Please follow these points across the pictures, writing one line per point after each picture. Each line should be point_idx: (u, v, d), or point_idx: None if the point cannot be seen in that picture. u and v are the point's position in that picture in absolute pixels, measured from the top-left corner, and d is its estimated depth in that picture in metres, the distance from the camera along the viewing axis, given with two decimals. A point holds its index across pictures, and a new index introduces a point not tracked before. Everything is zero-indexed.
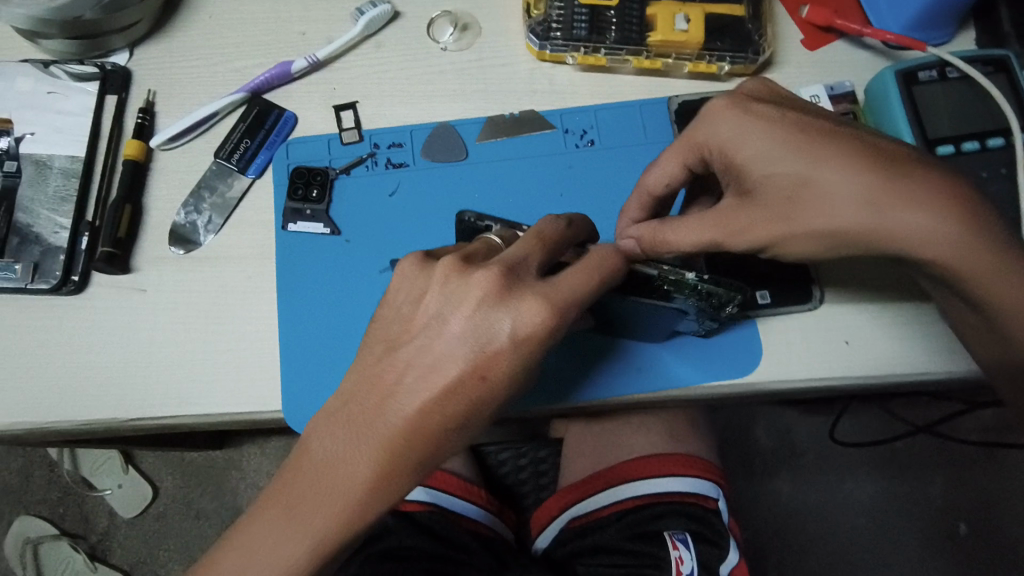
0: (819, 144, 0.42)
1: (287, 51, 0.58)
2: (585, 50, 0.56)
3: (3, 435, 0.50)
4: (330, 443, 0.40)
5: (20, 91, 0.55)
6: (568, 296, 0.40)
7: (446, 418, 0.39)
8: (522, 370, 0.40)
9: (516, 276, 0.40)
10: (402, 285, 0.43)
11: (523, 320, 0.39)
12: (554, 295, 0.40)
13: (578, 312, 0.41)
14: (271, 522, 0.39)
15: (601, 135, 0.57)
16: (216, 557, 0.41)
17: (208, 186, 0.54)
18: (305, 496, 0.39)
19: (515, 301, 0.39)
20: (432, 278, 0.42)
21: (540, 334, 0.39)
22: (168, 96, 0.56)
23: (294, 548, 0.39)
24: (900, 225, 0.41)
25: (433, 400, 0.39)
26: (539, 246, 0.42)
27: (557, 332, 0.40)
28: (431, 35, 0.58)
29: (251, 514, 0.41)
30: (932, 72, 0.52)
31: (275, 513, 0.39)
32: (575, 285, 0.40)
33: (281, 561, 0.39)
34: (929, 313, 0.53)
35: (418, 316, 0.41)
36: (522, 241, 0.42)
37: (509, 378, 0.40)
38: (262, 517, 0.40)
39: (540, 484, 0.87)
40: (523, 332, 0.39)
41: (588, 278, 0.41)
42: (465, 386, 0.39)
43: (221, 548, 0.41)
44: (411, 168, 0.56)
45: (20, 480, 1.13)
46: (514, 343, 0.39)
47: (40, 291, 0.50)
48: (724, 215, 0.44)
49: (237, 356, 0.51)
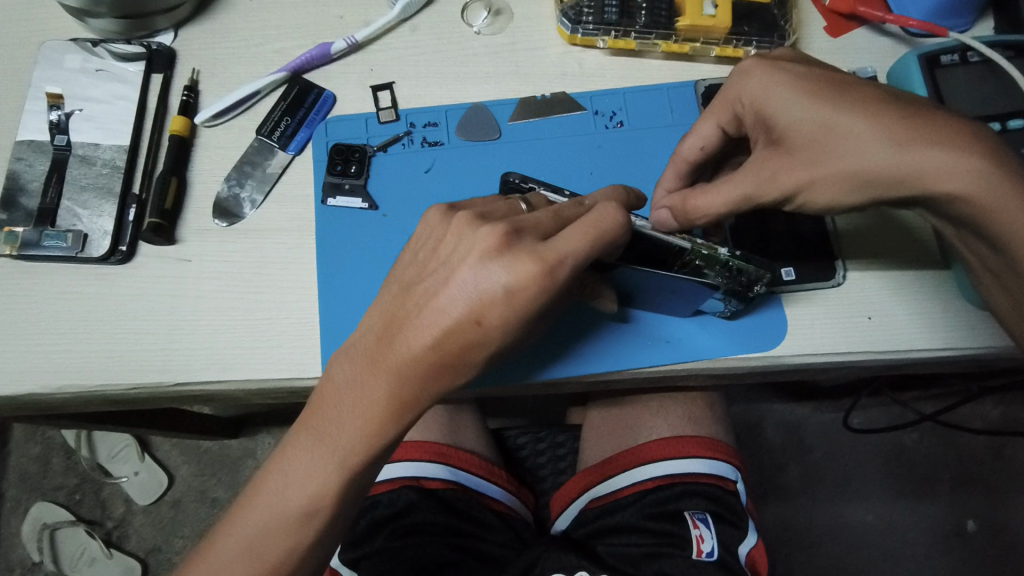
0: (837, 94, 0.44)
1: (326, 33, 0.60)
2: (616, 34, 0.58)
3: (47, 401, 0.51)
4: (344, 380, 0.45)
5: (70, 68, 0.57)
6: (559, 256, 0.41)
7: (447, 357, 0.43)
8: (517, 321, 0.42)
9: (518, 235, 0.42)
10: (425, 235, 0.46)
11: (515, 276, 0.41)
12: (548, 254, 0.41)
13: (574, 271, 0.42)
14: (304, 447, 0.46)
15: (630, 116, 0.58)
16: (264, 471, 0.48)
17: (250, 162, 0.56)
18: (329, 418, 0.45)
19: (511, 259, 0.41)
20: (449, 229, 0.45)
21: (533, 289, 0.41)
22: (212, 75, 0.58)
23: (323, 470, 0.45)
24: (926, 162, 0.41)
25: (434, 339, 0.42)
26: (552, 220, 0.44)
27: (551, 290, 0.41)
28: (465, 19, 0.60)
29: (290, 434, 0.47)
30: (954, 55, 0.54)
31: (307, 432, 0.46)
32: (572, 247, 0.41)
33: (313, 479, 0.45)
34: (947, 290, 0.55)
35: (437, 261, 0.44)
36: (539, 214, 0.44)
37: (503, 327, 0.42)
38: (295, 444, 0.46)
39: (559, 468, 0.82)
40: (516, 287, 0.41)
41: (584, 238, 0.42)
42: (461, 329, 0.42)
43: (268, 462, 0.48)
44: (446, 147, 0.57)
45: (36, 466, 1.13)
46: (506, 296, 0.41)
47: (89, 260, 0.52)
48: (755, 168, 0.46)
49: (277, 325, 0.52)
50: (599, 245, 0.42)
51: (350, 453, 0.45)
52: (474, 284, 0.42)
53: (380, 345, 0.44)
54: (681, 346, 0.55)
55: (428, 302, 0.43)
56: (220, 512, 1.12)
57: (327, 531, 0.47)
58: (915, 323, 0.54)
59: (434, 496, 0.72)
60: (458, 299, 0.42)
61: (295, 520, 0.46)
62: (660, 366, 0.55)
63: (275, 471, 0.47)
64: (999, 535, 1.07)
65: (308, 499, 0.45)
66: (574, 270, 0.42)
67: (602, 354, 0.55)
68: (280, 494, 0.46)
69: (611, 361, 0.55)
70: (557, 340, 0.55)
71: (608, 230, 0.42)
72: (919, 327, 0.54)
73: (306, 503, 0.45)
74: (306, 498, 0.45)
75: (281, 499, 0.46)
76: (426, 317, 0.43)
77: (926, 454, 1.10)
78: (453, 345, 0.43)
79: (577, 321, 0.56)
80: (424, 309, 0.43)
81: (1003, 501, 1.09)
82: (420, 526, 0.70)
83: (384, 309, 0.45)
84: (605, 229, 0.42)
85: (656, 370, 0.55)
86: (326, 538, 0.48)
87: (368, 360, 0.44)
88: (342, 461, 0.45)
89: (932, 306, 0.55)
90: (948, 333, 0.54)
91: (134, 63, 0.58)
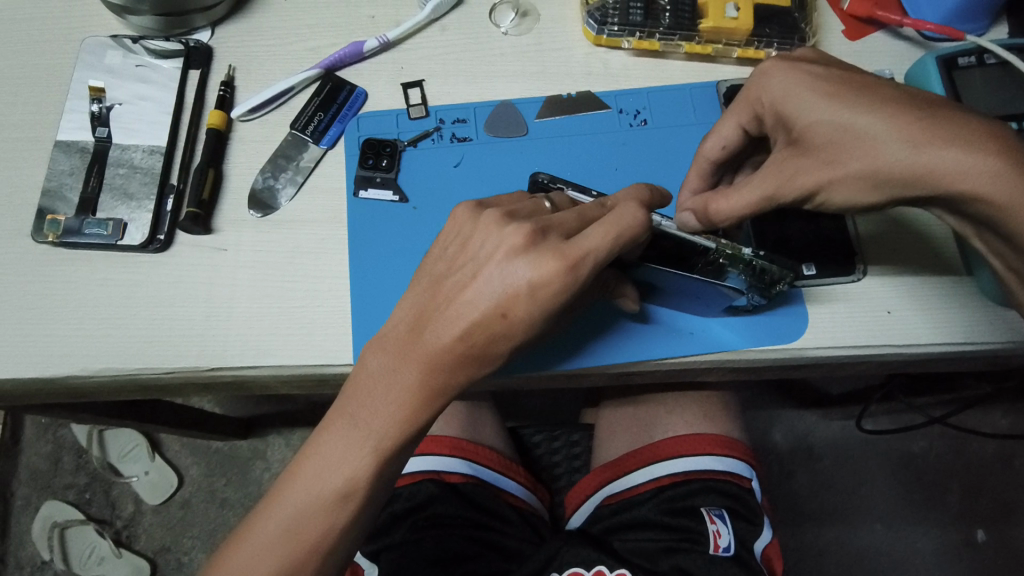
0: (856, 95, 0.44)
1: (358, 32, 0.62)
2: (641, 35, 0.60)
3: (88, 383, 0.53)
4: (376, 368, 0.46)
5: (111, 64, 0.59)
6: (581, 252, 0.43)
7: (477, 344, 0.44)
8: (543, 316, 0.44)
9: (543, 234, 0.44)
10: (453, 234, 0.47)
11: (539, 272, 0.43)
12: (570, 252, 0.43)
13: (596, 268, 0.43)
14: (336, 435, 0.46)
15: (654, 115, 0.60)
16: (297, 463, 0.48)
17: (284, 156, 0.57)
18: (364, 407, 0.46)
19: (534, 258, 0.43)
20: (476, 228, 0.46)
21: (556, 286, 0.43)
22: (247, 72, 0.60)
23: (359, 456, 0.45)
24: (942, 162, 0.41)
25: (465, 332, 0.44)
26: (577, 221, 0.45)
27: (573, 286, 0.43)
28: (493, 19, 0.62)
29: (323, 425, 0.47)
30: (971, 58, 0.56)
31: (342, 422, 0.46)
32: (596, 245, 0.43)
33: (346, 466, 0.45)
34: (965, 285, 0.56)
35: (464, 259, 0.45)
36: (565, 213, 0.46)
37: (529, 321, 0.43)
38: (330, 433, 0.46)
39: (573, 468, 0.79)
40: (540, 283, 0.43)
41: (605, 234, 0.43)
42: (490, 322, 0.43)
43: (301, 453, 0.48)
44: (474, 142, 0.59)
45: (47, 465, 1.13)
46: (531, 289, 0.43)
47: (129, 247, 0.54)
48: (773, 171, 0.46)
49: (310, 312, 0.54)
50: (621, 244, 0.43)
51: (383, 439, 0.45)
52: (503, 278, 0.43)
53: (411, 333, 0.45)
54: (703, 337, 0.55)
55: (459, 292, 0.44)
56: (228, 514, 1.10)
57: (357, 520, 0.47)
58: (934, 320, 0.55)
59: (455, 490, 0.71)
60: (487, 291, 0.43)
61: (326, 508, 0.46)
62: (683, 357, 0.55)
63: (305, 461, 0.47)
64: (1009, 545, 1.07)
65: (341, 486, 0.45)
66: (595, 267, 0.43)
67: (626, 345, 0.55)
68: (312, 482, 0.46)
69: (635, 351, 0.55)
70: (582, 330, 0.55)
71: (630, 229, 0.43)
72: (938, 323, 0.55)
73: (339, 490, 0.45)
74: (339, 486, 0.45)
75: (313, 487, 0.46)
76: (457, 308, 0.44)
77: (935, 461, 1.11)
78: (484, 333, 0.44)
79: (602, 312, 0.56)
80: (456, 299, 0.44)
81: (1012, 511, 1.09)
82: (438, 518, 0.69)
83: (415, 300, 0.46)
84: (628, 227, 0.43)
85: (679, 360, 0.56)
86: (355, 528, 0.48)
87: (400, 347, 0.45)
88: (375, 446, 0.45)
89: (950, 304, 0.56)
90: (967, 328, 0.55)
91: (173, 59, 0.59)
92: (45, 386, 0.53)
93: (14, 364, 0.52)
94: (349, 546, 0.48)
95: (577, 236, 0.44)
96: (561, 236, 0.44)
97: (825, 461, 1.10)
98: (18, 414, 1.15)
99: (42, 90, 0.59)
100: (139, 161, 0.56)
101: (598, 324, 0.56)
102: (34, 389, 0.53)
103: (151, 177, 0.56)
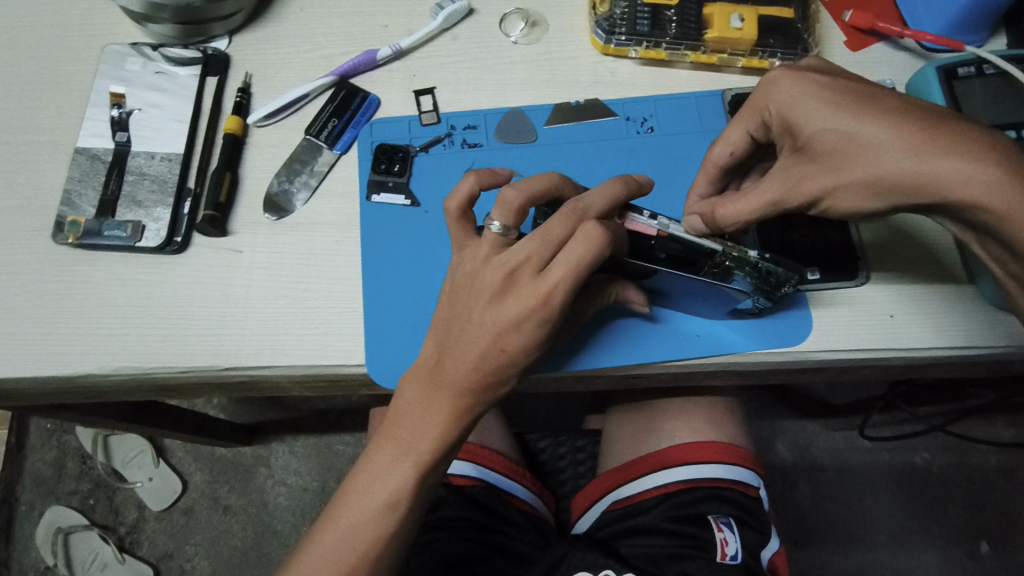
0: (863, 104, 0.45)
1: (371, 41, 0.63)
2: (647, 44, 0.62)
3: (104, 382, 0.54)
4: (408, 393, 0.50)
5: (131, 71, 0.61)
6: (552, 287, 0.45)
7: (489, 371, 0.48)
8: (535, 343, 0.47)
9: (518, 271, 0.46)
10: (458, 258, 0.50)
11: (521, 307, 0.46)
12: (542, 289, 0.45)
13: (571, 296, 0.46)
14: (380, 457, 0.51)
15: (661, 122, 0.61)
16: (349, 480, 0.52)
17: (299, 160, 0.59)
18: (403, 426, 0.50)
19: (514, 295, 0.46)
20: (471, 257, 0.49)
21: (538, 318, 0.46)
22: (263, 80, 0.61)
23: (401, 470, 0.50)
24: (944, 170, 0.42)
25: (475, 358, 0.47)
26: (543, 245, 0.46)
27: (553, 315, 0.46)
28: (503, 29, 0.64)
29: (371, 444, 0.52)
30: (971, 68, 0.57)
31: (386, 440, 0.51)
32: (565, 277, 0.45)
33: (389, 484, 0.50)
34: (966, 290, 0.57)
35: (465, 286, 0.48)
36: (529, 240, 0.46)
37: (525, 350, 0.47)
38: (376, 452, 0.51)
39: (578, 472, 0.80)
40: (523, 316, 0.46)
41: (571, 268, 0.44)
42: (491, 352, 0.47)
43: (353, 471, 0.53)
44: (485, 148, 0.60)
45: (52, 471, 1.13)
46: (519, 322, 0.46)
47: (147, 249, 0.55)
48: (780, 176, 0.47)
49: (324, 313, 0.55)
50: (588, 270, 0.45)
51: (420, 458, 0.50)
52: (496, 317, 0.46)
53: (433, 364, 0.49)
54: (711, 339, 0.56)
55: (466, 326, 0.48)
56: (232, 520, 1.10)
57: (404, 532, 0.52)
58: (937, 325, 0.56)
59: (462, 493, 0.71)
60: (485, 324, 0.47)
61: (374, 523, 0.50)
62: (692, 360, 0.56)
63: (355, 482, 0.51)
64: (1013, 557, 1.07)
65: (386, 503, 0.50)
66: (570, 294, 0.45)
67: (636, 347, 0.56)
68: (360, 501, 0.50)
69: (645, 355, 0.56)
70: (592, 333, 0.56)
71: (597, 257, 0.44)
72: (940, 329, 0.56)
73: (385, 505, 0.50)
74: (384, 502, 0.50)
75: (362, 504, 0.50)
76: (468, 337, 0.47)
77: (938, 471, 1.11)
78: (494, 362, 0.47)
79: (612, 315, 0.57)
80: (464, 332, 0.48)
81: (1015, 522, 1.09)
82: (448, 521, 0.69)
83: (433, 334, 0.50)
84: (594, 255, 0.44)
85: (687, 363, 0.56)
86: (402, 539, 0.52)
87: (425, 376, 0.49)
88: (416, 464, 0.50)
89: (952, 310, 0.56)
90: (969, 332, 0.56)
91: (190, 67, 0.61)
92: (63, 385, 0.54)
93: (32, 363, 0.53)
94: (398, 556, 0.53)
95: (549, 268, 0.46)
96: (536, 270, 0.46)
97: (827, 470, 1.11)
98: (24, 419, 1.15)
99: (64, 96, 0.60)
100: (148, 168, 0.57)
101: (606, 328, 0.56)
102: (51, 387, 0.54)
103: (158, 184, 0.57)
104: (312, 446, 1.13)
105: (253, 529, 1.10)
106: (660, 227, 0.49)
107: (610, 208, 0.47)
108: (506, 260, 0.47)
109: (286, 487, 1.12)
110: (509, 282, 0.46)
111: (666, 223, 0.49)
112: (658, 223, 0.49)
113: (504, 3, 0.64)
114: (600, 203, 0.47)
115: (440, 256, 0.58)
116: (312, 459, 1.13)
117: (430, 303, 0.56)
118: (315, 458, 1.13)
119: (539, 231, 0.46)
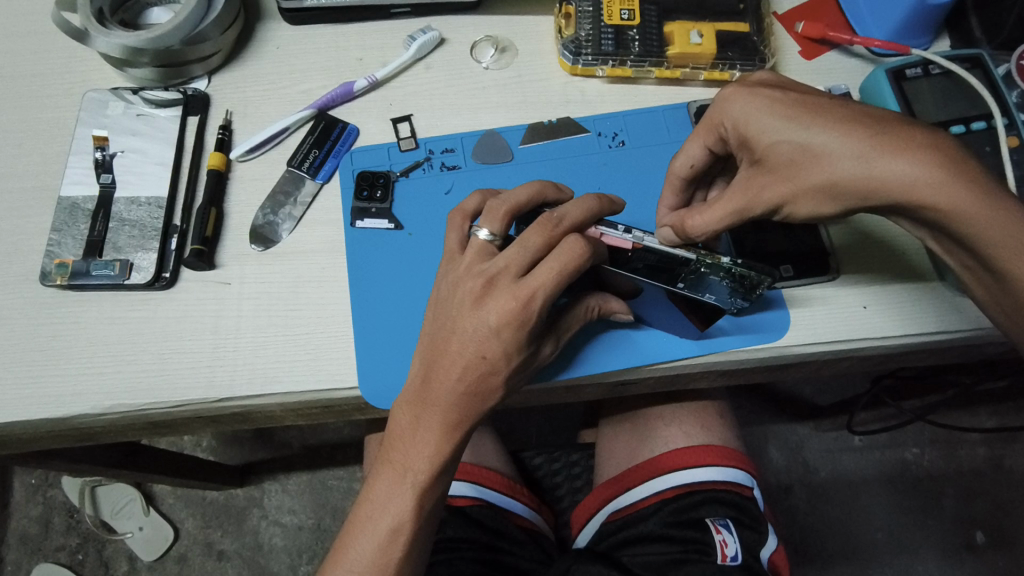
0: (811, 114, 0.47)
1: (348, 74, 0.65)
2: (613, 63, 0.64)
3: (96, 420, 0.54)
4: (399, 417, 0.50)
5: (112, 113, 0.62)
6: (531, 291, 0.46)
7: (475, 383, 0.48)
8: (517, 349, 0.48)
9: (496, 281, 0.48)
10: (443, 278, 0.51)
11: (499, 314, 0.47)
12: (520, 292, 0.47)
13: (552, 299, 0.47)
14: (381, 482, 0.51)
15: (631, 136, 0.64)
16: (354, 509, 0.53)
17: (283, 193, 0.60)
18: (397, 450, 0.50)
19: (491, 302, 0.47)
20: (454, 276, 0.50)
21: (516, 324, 0.47)
22: (244, 116, 0.63)
23: (399, 495, 0.50)
24: (892, 174, 0.44)
25: (459, 374, 0.48)
26: (521, 253, 0.47)
27: (530, 319, 0.47)
28: (474, 56, 0.66)
29: (370, 472, 0.52)
30: (917, 69, 0.61)
31: (385, 466, 0.51)
32: (545, 282, 0.46)
33: (393, 509, 0.50)
34: (931, 278, 0.59)
35: (448, 305, 0.49)
36: (508, 249, 0.48)
37: (505, 357, 0.48)
38: (376, 479, 0.52)
39: (575, 486, 0.80)
40: (501, 323, 0.47)
41: (550, 271, 0.46)
42: (473, 365, 0.48)
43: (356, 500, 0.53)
44: (463, 170, 0.62)
45: (38, 528, 1.10)
46: (499, 329, 0.47)
47: (135, 286, 0.56)
48: (741, 188, 0.49)
49: (316, 338, 0.56)
50: (567, 276, 0.46)
51: (418, 479, 0.50)
52: (476, 326, 0.48)
53: (420, 384, 0.50)
54: (698, 342, 0.57)
55: (449, 341, 0.48)
56: (227, 565, 1.08)
57: (412, 555, 0.52)
58: (907, 316, 0.58)
59: (462, 513, 0.70)
60: (467, 339, 0.48)
61: (382, 549, 0.50)
62: (681, 361, 0.57)
63: (361, 510, 0.52)
64: (1008, 547, 1.09)
65: (392, 527, 0.50)
66: (551, 299, 0.47)
67: (625, 352, 0.57)
68: (366, 528, 0.51)
69: (636, 358, 0.57)
70: (582, 342, 0.58)
71: (574, 262, 0.46)
72: (912, 318, 0.58)
73: (391, 530, 0.50)
74: (390, 526, 0.50)
75: (368, 532, 0.51)
76: (451, 355, 0.48)
77: (928, 466, 1.13)
78: (479, 373, 0.48)
79: (600, 324, 0.58)
80: (448, 348, 0.48)
81: (1008, 512, 1.11)
82: (448, 542, 0.68)
83: (420, 353, 0.51)
84: (571, 262, 0.46)
85: (677, 364, 0.58)
86: (412, 563, 0.52)
87: (415, 398, 0.50)
88: (412, 486, 0.50)
89: (920, 300, 0.59)
90: (938, 317, 0.58)
91: (171, 108, 0.62)
92: (55, 427, 0.54)
93: (23, 407, 0.53)
94: None
95: (529, 274, 0.47)
96: (515, 277, 0.48)
97: (819, 471, 1.12)
98: (8, 475, 1.13)
99: (46, 143, 0.62)
100: (125, 214, 0.58)
101: (591, 340, 0.58)
102: (44, 430, 0.54)
103: (138, 229, 0.58)
104: (305, 484, 1.12)
105: (249, 572, 1.08)
106: (635, 240, 0.49)
107: (588, 219, 0.49)
108: (484, 270, 0.48)
109: (280, 528, 1.10)
110: (487, 290, 0.48)
111: (642, 236, 0.49)
112: (633, 236, 0.49)
113: (474, 31, 0.67)
114: (576, 214, 0.49)
115: (425, 274, 0.59)
116: (306, 497, 1.11)
117: (418, 323, 0.57)
118: (309, 496, 1.11)
119: (517, 240, 0.48)
